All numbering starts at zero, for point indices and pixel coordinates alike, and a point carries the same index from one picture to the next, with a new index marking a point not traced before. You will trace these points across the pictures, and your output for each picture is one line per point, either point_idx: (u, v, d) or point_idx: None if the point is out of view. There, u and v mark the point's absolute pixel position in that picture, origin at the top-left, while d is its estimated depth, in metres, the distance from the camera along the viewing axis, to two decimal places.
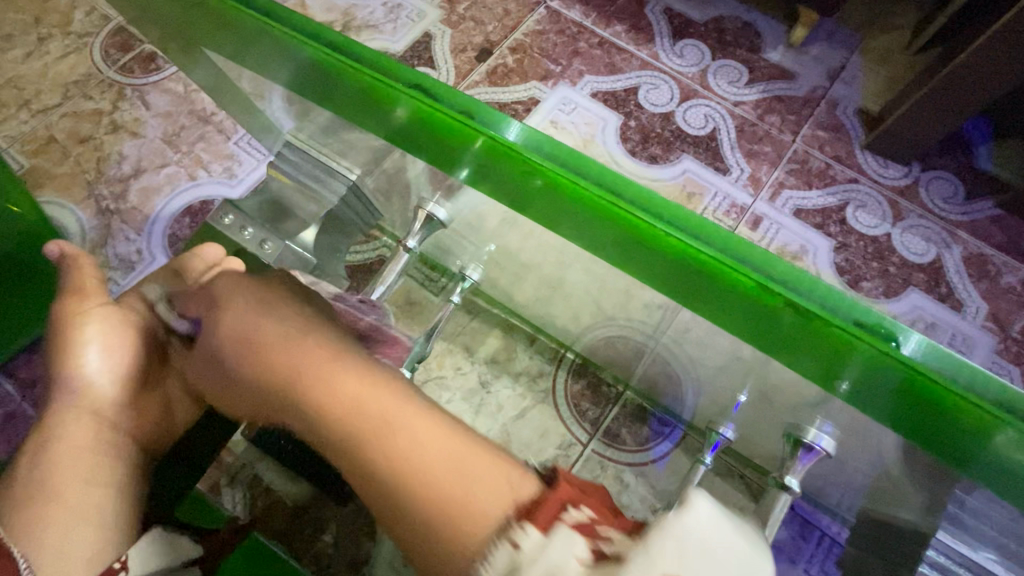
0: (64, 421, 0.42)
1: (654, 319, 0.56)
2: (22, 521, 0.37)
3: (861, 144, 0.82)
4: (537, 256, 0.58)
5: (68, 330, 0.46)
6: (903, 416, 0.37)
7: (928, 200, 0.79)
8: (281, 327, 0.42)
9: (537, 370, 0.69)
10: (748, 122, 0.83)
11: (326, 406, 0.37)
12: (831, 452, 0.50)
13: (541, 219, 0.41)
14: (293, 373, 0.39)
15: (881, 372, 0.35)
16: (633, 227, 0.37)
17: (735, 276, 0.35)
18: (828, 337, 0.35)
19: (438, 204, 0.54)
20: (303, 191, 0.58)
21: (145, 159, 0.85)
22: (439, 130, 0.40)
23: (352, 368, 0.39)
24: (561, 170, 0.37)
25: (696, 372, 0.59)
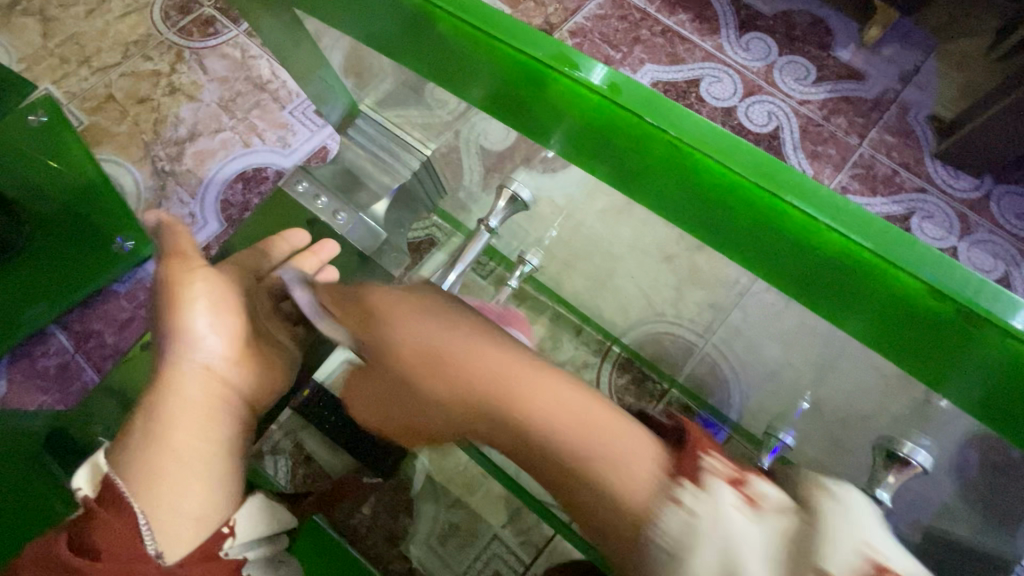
0: (178, 374, 0.43)
1: (705, 318, 0.57)
2: (142, 476, 0.39)
3: (931, 152, 0.79)
4: (594, 246, 0.58)
5: (174, 293, 0.46)
6: (1003, 397, 0.35)
7: (999, 215, 0.76)
8: (439, 322, 0.40)
9: (583, 361, 0.64)
10: (814, 122, 0.81)
11: (508, 396, 0.36)
12: (930, 469, 0.47)
13: (639, 187, 0.40)
14: (464, 368, 0.37)
15: (1002, 361, 0.33)
16: (737, 192, 0.35)
17: (855, 254, 0.34)
18: (949, 323, 0.33)
19: (521, 183, 0.53)
20: (376, 161, 0.59)
21: (201, 123, 0.85)
22: (532, 84, 0.39)
23: (509, 353, 0.39)
24: (677, 134, 0.36)
25: (750, 374, 0.59)
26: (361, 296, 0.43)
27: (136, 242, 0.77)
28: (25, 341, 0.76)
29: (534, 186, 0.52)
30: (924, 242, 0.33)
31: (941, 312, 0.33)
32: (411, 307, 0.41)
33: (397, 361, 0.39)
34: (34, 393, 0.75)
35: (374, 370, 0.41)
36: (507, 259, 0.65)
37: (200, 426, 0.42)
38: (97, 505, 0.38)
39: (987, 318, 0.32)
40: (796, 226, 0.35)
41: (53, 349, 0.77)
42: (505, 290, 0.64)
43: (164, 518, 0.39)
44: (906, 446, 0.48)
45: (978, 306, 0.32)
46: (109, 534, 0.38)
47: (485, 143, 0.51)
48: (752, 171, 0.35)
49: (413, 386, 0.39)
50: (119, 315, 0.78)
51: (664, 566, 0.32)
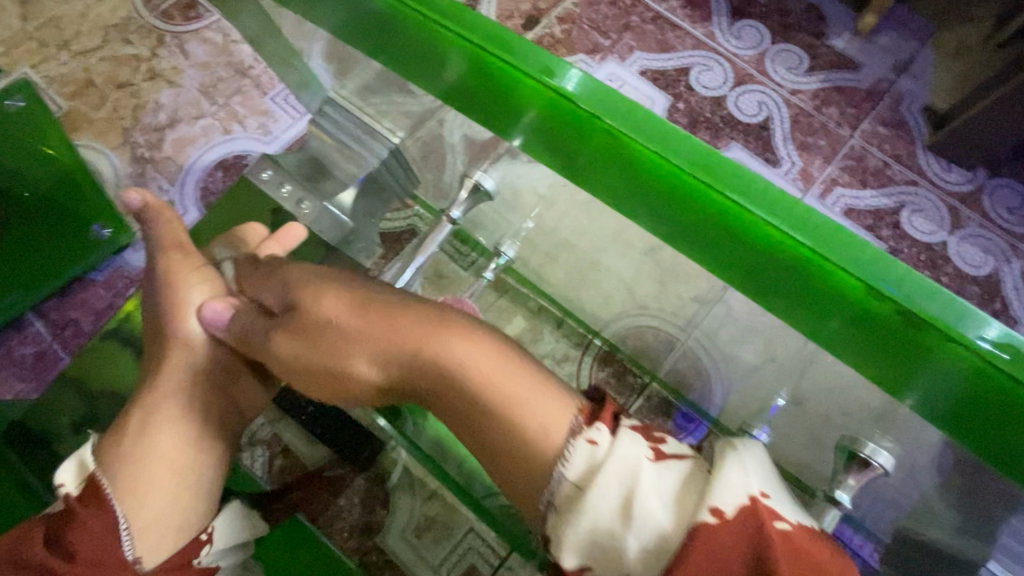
0: (167, 379, 0.46)
1: (688, 312, 0.55)
2: (127, 480, 0.42)
3: (924, 143, 0.77)
4: (572, 238, 0.57)
5: (165, 293, 0.47)
6: (967, 417, 0.35)
7: (992, 210, 0.74)
8: (348, 289, 0.45)
9: (561, 355, 0.65)
10: (805, 113, 0.79)
11: (434, 350, 0.42)
12: (891, 471, 0.44)
13: (595, 187, 0.40)
14: (375, 327, 0.43)
15: (954, 372, 0.33)
16: (700, 197, 0.35)
17: (808, 259, 0.33)
18: (902, 330, 0.33)
19: (485, 173, 0.52)
20: (343, 150, 0.57)
21: (181, 110, 0.84)
22: (499, 83, 0.38)
23: (425, 315, 0.44)
24: (639, 139, 0.35)
25: (730, 370, 0.58)
26: (277, 270, 0.47)
27: (113, 229, 0.76)
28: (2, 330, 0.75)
29: (497, 179, 0.52)
30: (889, 256, 0.33)
31: (900, 327, 0.33)
32: (330, 285, 0.45)
33: (338, 325, 0.44)
34: (11, 381, 0.74)
35: (293, 330, 0.45)
36: (485, 249, 0.65)
37: (181, 429, 0.45)
38: (76, 502, 0.41)
39: (951, 334, 0.32)
40: (745, 229, 0.34)
41: (30, 338, 0.76)
42: (480, 282, 0.64)
43: (143, 522, 0.42)
44: (867, 447, 0.45)
45: (931, 316, 0.32)
46: (86, 536, 0.40)
47: (470, 132, 0.49)
48: (708, 173, 0.34)
49: (349, 340, 0.43)
50: (96, 304, 0.77)
51: (568, 499, 0.37)
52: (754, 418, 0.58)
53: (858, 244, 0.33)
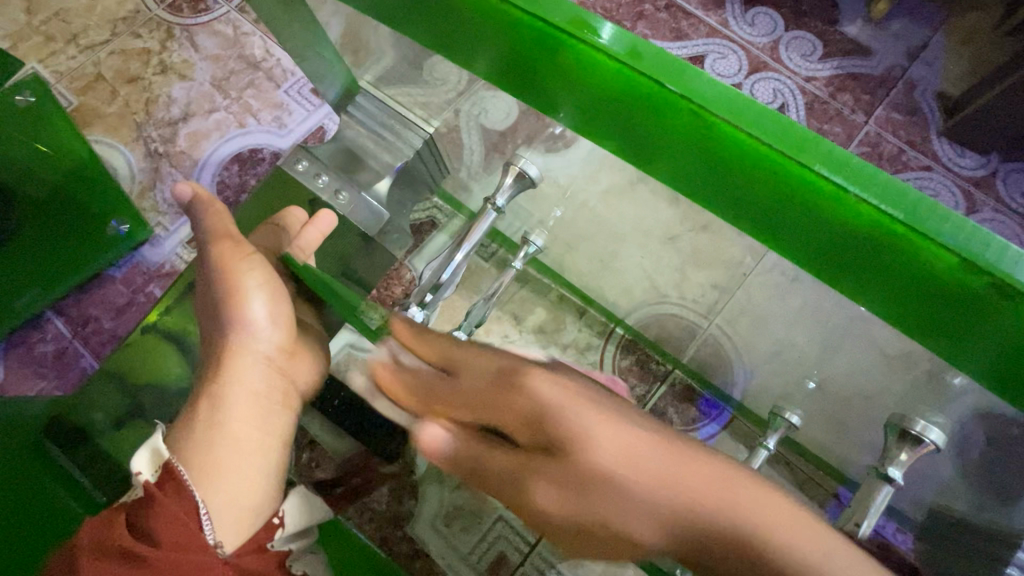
0: (236, 367, 0.44)
1: (708, 299, 0.57)
2: (203, 464, 0.42)
3: (937, 129, 0.78)
4: (599, 228, 0.58)
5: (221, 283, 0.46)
6: (1013, 361, 0.35)
7: (1005, 194, 0.75)
8: (618, 420, 0.35)
9: (585, 343, 0.65)
10: (819, 100, 0.80)
11: (725, 507, 0.32)
12: (942, 447, 0.45)
13: (645, 158, 0.40)
14: (652, 470, 0.33)
15: (1019, 326, 0.33)
16: (747, 152, 0.35)
17: (872, 219, 0.33)
18: (971, 285, 0.33)
19: (530, 158, 0.52)
20: (376, 139, 0.58)
21: (194, 104, 0.83)
22: (536, 44, 0.38)
23: (699, 462, 0.34)
24: (684, 95, 0.35)
25: (752, 356, 0.59)
26: (518, 380, 0.37)
27: (131, 225, 0.76)
28: (22, 327, 0.75)
29: (543, 165, 0.51)
30: (940, 203, 0.33)
31: (952, 274, 0.33)
32: (599, 412, 0.35)
33: (606, 469, 0.33)
34: (33, 378, 0.74)
35: (553, 473, 0.34)
36: (509, 241, 0.62)
37: (251, 413, 0.44)
38: (156, 487, 0.40)
39: (1005, 278, 0.32)
40: (793, 181, 0.34)
41: (50, 336, 0.76)
42: (507, 274, 0.63)
43: (221, 507, 0.42)
44: (918, 424, 0.46)
45: (985, 260, 0.32)
46: (165, 521, 0.38)
47: (485, 121, 0.51)
48: (769, 136, 0.34)
49: (622, 487, 0.33)
50: (116, 300, 0.77)
51: None
52: (782, 402, 0.59)
53: (908, 192, 0.33)
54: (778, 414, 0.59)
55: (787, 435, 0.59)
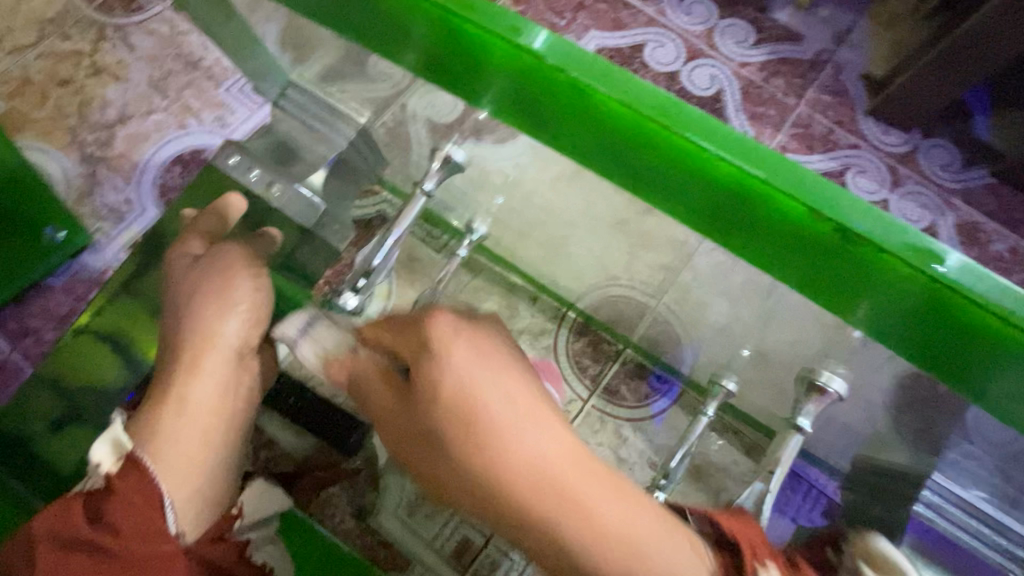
0: (210, 363, 0.46)
1: (657, 280, 0.58)
2: (167, 456, 0.42)
3: (864, 109, 0.82)
4: (544, 216, 0.59)
5: (216, 286, 0.49)
6: (923, 339, 0.37)
7: (927, 167, 0.80)
8: (507, 392, 0.37)
9: (538, 329, 0.66)
10: (754, 84, 0.83)
11: (565, 489, 0.34)
12: (844, 395, 0.50)
13: (564, 148, 0.41)
14: (520, 444, 0.34)
15: (914, 295, 0.35)
16: (670, 147, 0.36)
17: (771, 197, 0.36)
18: (869, 256, 0.35)
19: (455, 145, 0.52)
20: (310, 132, 0.59)
21: (130, 105, 0.81)
22: (469, 46, 0.39)
23: (565, 445, 0.36)
24: (612, 94, 0.37)
25: (698, 332, 0.60)
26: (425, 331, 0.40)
27: (67, 232, 0.73)
28: None
29: (471, 152, 0.52)
30: (854, 194, 0.35)
31: (863, 259, 0.35)
32: (489, 379, 0.37)
33: (482, 424, 0.35)
34: None
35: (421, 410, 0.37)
36: (454, 229, 0.64)
37: (220, 408, 0.46)
38: (116, 478, 0.41)
39: (910, 263, 0.34)
40: (714, 173, 0.36)
41: None
42: (455, 262, 0.64)
43: (183, 498, 0.43)
44: (823, 375, 0.50)
45: (892, 246, 0.35)
46: (128, 512, 0.40)
47: (433, 116, 0.50)
48: (669, 121, 0.36)
49: (486, 449, 0.34)
50: (57, 310, 0.75)
51: None
52: (721, 370, 0.61)
53: (823, 183, 0.35)
54: (717, 382, 0.61)
55: (727, 401, 0.61)
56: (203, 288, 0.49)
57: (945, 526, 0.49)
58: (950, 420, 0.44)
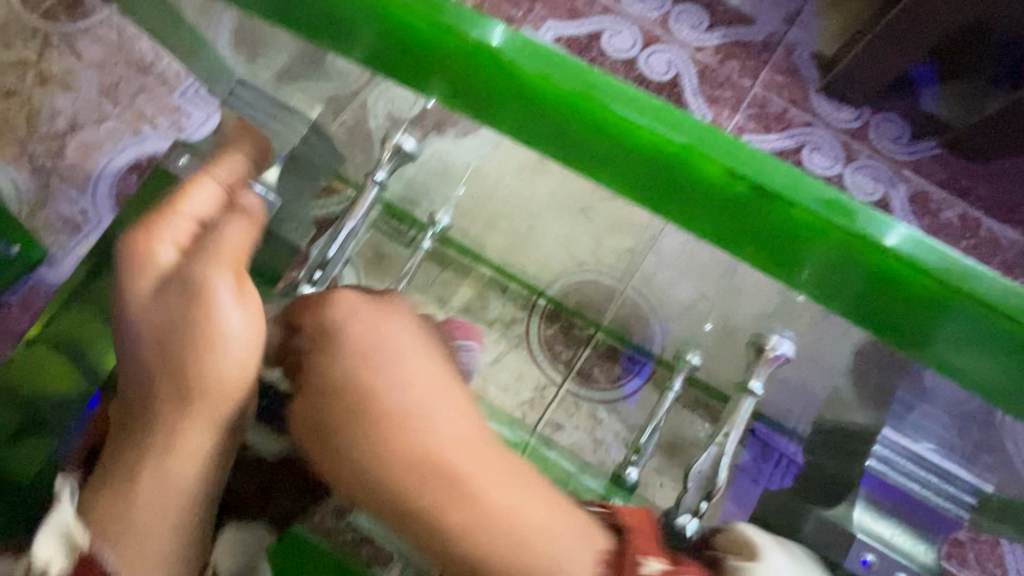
0: (186, 431, 0.43)
1: (623, 263, 0.59)
2: (127, 548, 0.43)
3: (816, 87, 0.84)
4: (510, 206, 0.59)
5: (195, 337, 0.42)
6: (862, 300, 0.39)
7: (877, 140, 0.82)
8: (416, 370, 0.44)
9: (510, 317, 0.67)
10: (710, 68, 0.84)
11: (449, 464, 0.41)
12: (793, 353, 0.52)
13: (504, 126, 0.41)
14: (418, 418, 0.42)
15: (849, 258, 0.37)
16: (608, 122, 0.37)
17: (699, 165, 0.37)
18: (795, 220, 0.37)
19: (405, 134, 0.52)
20: (259, 128, 0.54)
21: (80, 114, 0.79)
22: (407, 32, 0.39)
23: (458, 423, 0.43)
24: (547, 73, 0.37)
25: (667, 311, 0.61)
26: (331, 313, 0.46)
27: (21, 246, 0.73)
28: None
29: (420, 139, 0.52)
30: (784, 160, 0.37)
31: (799, 224, 0.37)
32: (400, 364, 0.44)
33: (393, 407, 0.42)
34: None
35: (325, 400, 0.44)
36: (417, 222, 0.64)
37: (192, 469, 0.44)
38: None
39: (839, 224, 0.36)
40: (652, 145, 0.37)
41: None
42: (419, 253, 0.65)
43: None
44: (772, 338, 0.52)
45: (824, 211, 0.36)
46: None
47: (394, 109, 0.49)
48: (601, 96, 0.37)
49: (395, 425, 0.41)
50: (14, 327, 0.73)
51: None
52: (685, 344, 0.62)
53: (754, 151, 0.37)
54: (681, 357, 0.63)
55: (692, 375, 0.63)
56: (185, 319, 0.42)
57: (896, 479, 0.49)
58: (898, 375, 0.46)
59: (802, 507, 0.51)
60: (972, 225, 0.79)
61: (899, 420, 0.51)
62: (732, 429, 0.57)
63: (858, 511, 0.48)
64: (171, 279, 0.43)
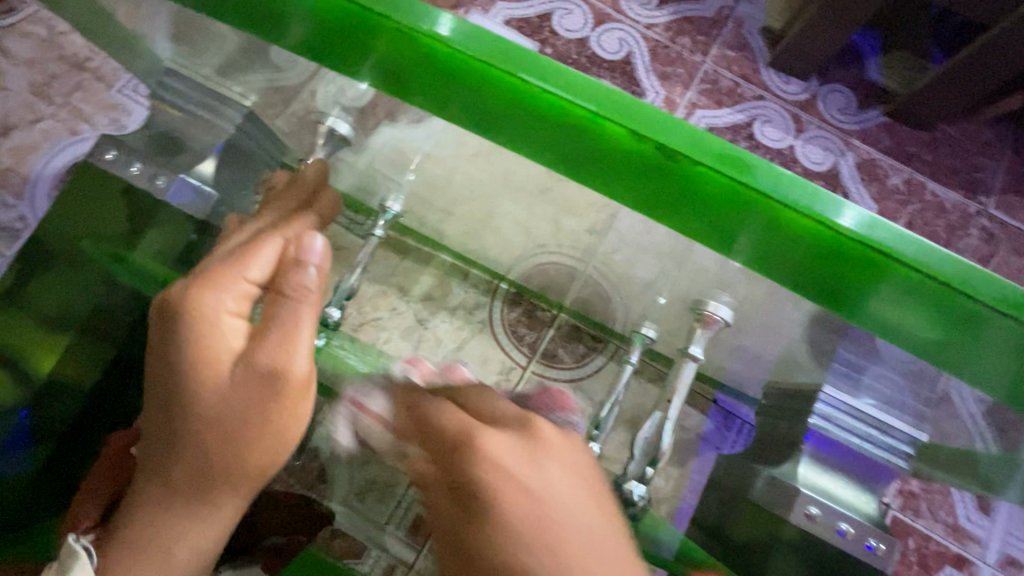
0: (221, 503, 0.40)
1: (583, 244, 0.59)
2: None
3: (765, 61, 0.85)
4: (469, 192, 0.59)
5: (258, 417, 0.39)
6: (807, 272, 0.39)
7: (826, 111, 0.84)
8: (554, 479, 0.35)
9: (473, 303, 0.67)
10: (661, 45, 0.84)
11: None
12: (729, 318, 0.53)
13: (424, 104, 0.41)
14: (531, 524, 0.32)
15: (791, 233, 0.37)
16: (545, 104, 0.37)
17: (607, 129, 0.37)
18: (711, 181, 0.37)
19: (338, 118, 0.49)
20: (195, 122, 0.53)
21: (13, 115, 0.74)
22: (336, 19, 0.38)
23: (599, 543, 0.33)
24: (480, 57, 0.37)
25: (628, 289, 0.61)
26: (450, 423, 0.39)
27: None
28: None
29: (350, 124, 0.49)
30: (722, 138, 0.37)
31: (740, 199, 0.37)
32: (533, 471, 0.35)
33: (495, 515, 0.33)
34: None
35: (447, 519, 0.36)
36: (368, 209, 0.60)
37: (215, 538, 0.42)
38: None
39: (778, 198, 0.36)
40: (591, 127, 0.37)
41: None
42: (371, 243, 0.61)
43: None
44: (711, 304, 0.52)
45: (764, 187, 0.37)
46: None
47: (345, 102, 0.47)
48: (538, 80, 0.37)
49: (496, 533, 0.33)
50: None
51: None
52: (641, 318, 0.61)
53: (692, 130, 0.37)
54: (637, 330, 0.62)
55: (648, 348, 0.62)
56: (255, 403, 0.39)
57: (841, 435, 0.52)
58: (841, 339, 0.47)
59: (749, 468, 0.54)
60: (918, 189, 0.81)
61: (841, 376, 0.52)
62: (674, 396, 0.57)
63: (804, 467, 0.50)
64: (245, 360, 0.39)
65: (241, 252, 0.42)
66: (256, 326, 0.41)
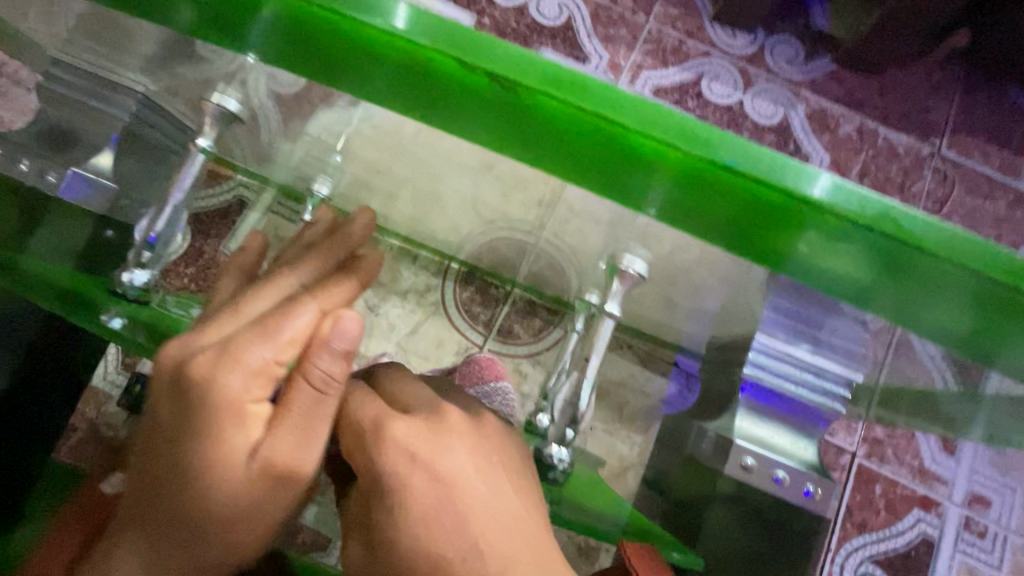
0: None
1: (533, 216, 0.56)
2: None
3: (709, 17, 0.84)
4: (406, 172, 0.56)
5: (263, 508, 0.37)
6: (733, 229, 0.35)
7: (773, 63, 0.82)
8: (454, 463, 0.37)
9: (424, 286, 0.66)
10: (602, 7, 0.82)
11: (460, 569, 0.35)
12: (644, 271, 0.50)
13: (330, 77, 0.36)
14: (435, 512, 0.36)
15: (716, 191, 0.33)
16: (436, 67, 0.32)
17: (488, 85, 0.32)
18: (611, 136, 0.32)
19: (225, 93, 0.46)
20: (87, 113, 0.52)
21: None
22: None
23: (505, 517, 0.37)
24: (358, 20, 0.32)
25: (580, 260, 0.59)
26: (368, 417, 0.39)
27: None
28: None
29: (238, 100, 0.46)
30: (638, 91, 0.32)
31: (655, 160, 0.32)
32: (443, 463, 0.37)
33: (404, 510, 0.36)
34: None
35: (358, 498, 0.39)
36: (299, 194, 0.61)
37: None
38: None
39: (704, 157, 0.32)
40: (487, 91, 0.32)
41: None
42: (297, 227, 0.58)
43: None
44: (625, 258, 0.50)
45: (689, 147, 0.32)
46: None
47: (280, 89, 0.44)
48: (427, 43, 0.31)
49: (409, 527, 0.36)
50: None
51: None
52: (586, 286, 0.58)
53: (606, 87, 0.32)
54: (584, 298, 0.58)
55: None
56: (262, 499, 0.37)
57: (773, 380, 0.52)
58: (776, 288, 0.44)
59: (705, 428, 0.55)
60: (870, 136, 0.80)
61: (768, 325, 0.50)
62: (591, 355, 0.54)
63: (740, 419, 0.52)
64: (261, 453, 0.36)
65: (272, 313, 0.37)
66: (278, 409, 0.37)
